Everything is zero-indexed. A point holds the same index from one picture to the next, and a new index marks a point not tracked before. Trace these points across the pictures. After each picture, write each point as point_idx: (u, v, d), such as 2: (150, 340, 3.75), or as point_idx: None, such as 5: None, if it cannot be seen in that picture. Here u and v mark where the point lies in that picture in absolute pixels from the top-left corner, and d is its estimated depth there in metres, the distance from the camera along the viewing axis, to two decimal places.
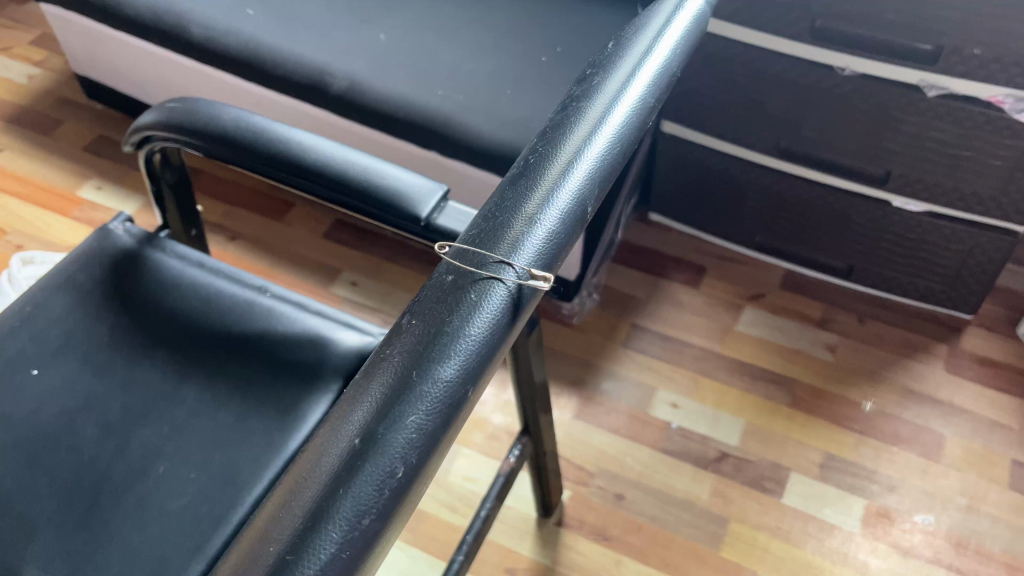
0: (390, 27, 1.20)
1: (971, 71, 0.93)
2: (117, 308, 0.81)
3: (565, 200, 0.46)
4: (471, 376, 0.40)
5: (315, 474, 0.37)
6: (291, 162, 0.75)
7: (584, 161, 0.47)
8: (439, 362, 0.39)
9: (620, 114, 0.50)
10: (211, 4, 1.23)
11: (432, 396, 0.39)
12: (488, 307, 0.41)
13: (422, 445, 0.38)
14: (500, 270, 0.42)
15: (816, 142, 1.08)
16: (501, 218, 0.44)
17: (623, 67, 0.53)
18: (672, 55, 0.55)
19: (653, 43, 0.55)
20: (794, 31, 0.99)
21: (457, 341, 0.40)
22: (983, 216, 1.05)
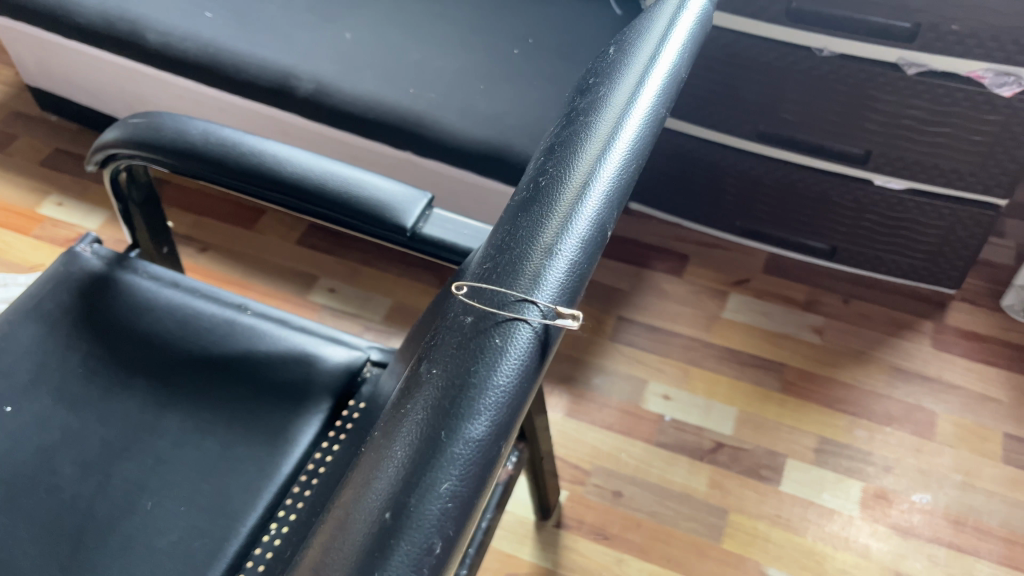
0: (355, 25, 1.17)
1: (948, 47, 0.92)
2: (90, 337, 0.77)
3: (591, 215, 0.37)
4: (504, 430, 0.33)
5: (337, 558, 0.29)
6: (269, 177, 0.71)
7: (610, 166, 0.39)
8: (469, 418, 0.32)
9: (648, 104, 0.42)
10: (166, 8, 1.18)
11: (465, 457, 0.31)
12: (518, 349, 0.34)
13: (459, 515, 0.31)
14: (523, 310, 0.34)
15: (795, 124, 1.07)
16: (517, 246, 0.36)
17: (645, 48, 0.44)
18: (695, 33, 0.47)
19: (673, 19, 0.47)
20: (769, 13, 0.97)
21: (486, 392, 0.33)
22: (964, 191, 1.05)
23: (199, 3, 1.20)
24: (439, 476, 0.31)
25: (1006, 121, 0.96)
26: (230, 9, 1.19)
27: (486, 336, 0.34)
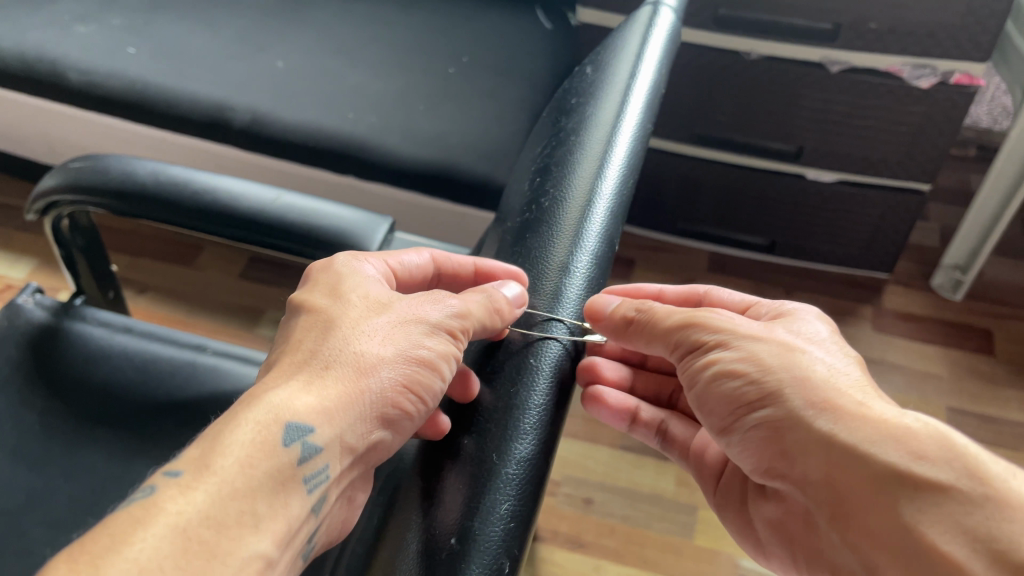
0: (286, 53, 1.15)
1: (868, 44, 0.96)
2: (46, 392, 0.74)
3: (593, 239, 0.48)
4: (549, 439, 0.41)
5: (430, 550, 0.36)
6: (224, 216, 0.70)
7: (602, 198, 0.49)
8: (520, 431, 0.40)
9: (624, 144, 0.52)
10: (88, 46, 1.15)
11: (521, 459, 0.39)
12: (548, 372, 0.42)
13: (524, 505, 0.38)
14: (549, 328, 0.45)
15: (729, 125, 1.10)
16: (536, 270, 0.47)
17: (614, 96, 0.55)
18: (654, 77, 0.58)
19: (634, 68, 0.57)
20: (697, 20, 1.00)
21: (529, 409, 0.41)
22: (893, 179, 1.10)
23: (121, 39, 1.17)
24: (504, 477, 0.38)
25: (927, 111, 1.01)
26: (154, 43, 1.16)
27: (522, 364, 0.43)
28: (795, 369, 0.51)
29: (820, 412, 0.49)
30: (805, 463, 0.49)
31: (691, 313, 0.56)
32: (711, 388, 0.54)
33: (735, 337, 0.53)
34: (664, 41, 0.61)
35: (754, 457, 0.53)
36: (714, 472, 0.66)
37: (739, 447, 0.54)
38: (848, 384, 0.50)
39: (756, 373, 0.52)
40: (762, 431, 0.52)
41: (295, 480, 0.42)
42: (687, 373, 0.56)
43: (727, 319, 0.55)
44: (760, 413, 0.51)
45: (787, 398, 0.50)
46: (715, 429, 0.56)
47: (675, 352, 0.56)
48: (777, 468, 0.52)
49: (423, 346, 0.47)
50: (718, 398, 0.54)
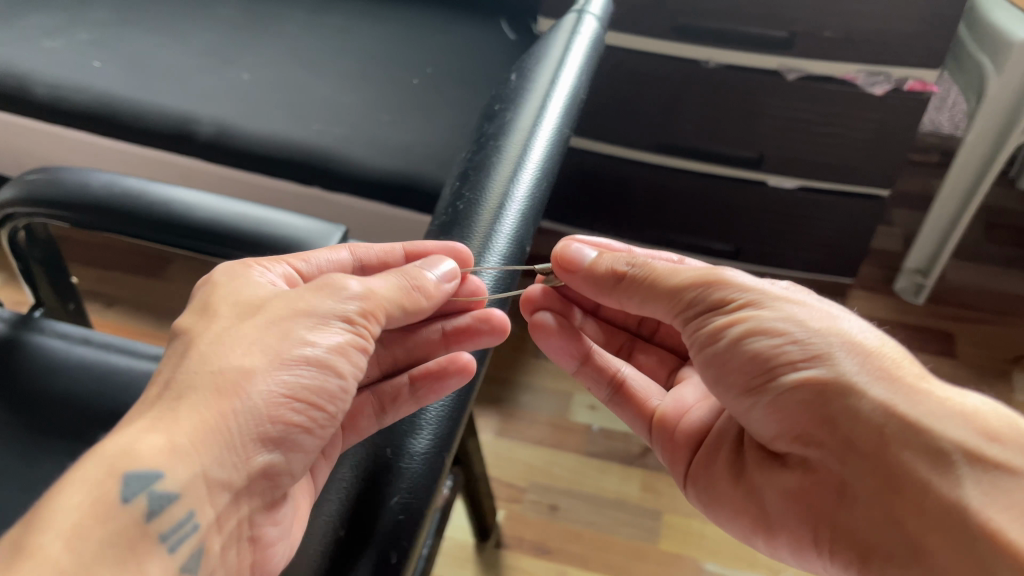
0: (251, 66, 1.16)
1: (823, 52, 0.98)
2: (3, 405, 0.74)
3: (504, 239, 0.56)
4: (446, 441, 0.49)
5: (334, 526, 0.44)
6: (181, 226, 0.70)
7: (513, 202, 0.58)
8: (416, 433, 0.49)
9: (537, 152, 0.60)
10: (53, 60, 1.15)
11: (416, 454, 0.47)
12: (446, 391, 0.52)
13: (420, 491, 0.45)
14: None
15: (691, 133, 1.12)
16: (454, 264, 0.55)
17: (532, 106, 0.63)
18: (570, 88, 0.66)
19: (551, 81, 0.65)
20: (658, 30, 1.02)
21: (426, 417, 0.50)
22: (853, 185, 1.11)
23: (87, 52, 1.17)
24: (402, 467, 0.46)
25: (884, 118, 1.02)
26: (121, 57, 1.17)
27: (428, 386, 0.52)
28: (839, 334, 0.51)
29: (874, 379, 0.49)
30: (855, 428, 0.48)
31: (710, 272, 0.56)
32: (738, 348, 0.53)
33: (765, 297, 0.53)
34: (582, 53, 0.69)
35: (781, 422, 0.52)
36: (686, 455, 0.64)
37: (762, 409, 0.53)
38: (883, 349, 0.51)
39: (795, 333, 0.51)
40: (798, 392, 0.50)
41: (151, 538, 0.41)
42: (704, 331, 0.55)
43: (749, 283, 0.54)
44: (795, 370, 0.50)
45: (830, 357, 0.50)
46: (740, 389, 0.54)
47: (686, 311, 0.56)
48: (812, 435, 0.50)
49: (307, 348, 0.49)
50: (745, 358, 0.53)
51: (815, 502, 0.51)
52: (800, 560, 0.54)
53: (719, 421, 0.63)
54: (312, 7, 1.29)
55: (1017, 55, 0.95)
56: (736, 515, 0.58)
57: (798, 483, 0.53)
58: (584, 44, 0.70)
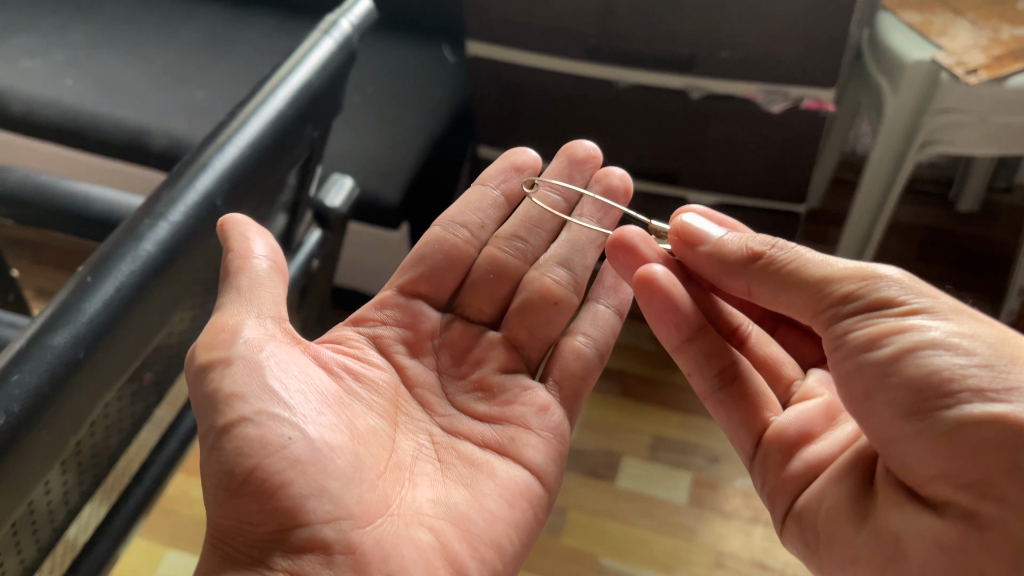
0: (207, 86, 1.25)
1: (724, 73, 1.04)
2: None
3: (155, 241, 0.56)
4: (86, 343, 0.51)
5: None
6: (100, 222, 0.81)
7: (178, 208, 0.58)
8: (57, 330, 0.50)
9: (223, 163, 0.61)
10: (30, 79, 1.26)
11: (47, 359, 0.49)
12: (103, 290, 0.52)
13: (28, 400, 0.47)
14: (80, 310, 0.51)
15: (611, 150, 1.17)
16: (109, 257, 0.54)
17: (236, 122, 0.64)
18: (286, 106, 0.67)
19: (268, 97, 0.66)
20: (571, 51, 1.08)
21: (80, 314, 0.51)
22: (767, 201, 1.16)
23: (60, 72, 1.27)
24: (20, 371, 0.48)
25: (786, 135, 1.07)
26: (91, 76, 1.27)
27: (93, 280, 0.53)
28: None
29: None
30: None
31: (871, 271, 0.59)
32: (910, 365, 0.54)
33: (943, 309, 0.56)
34: (318, 72, 0.70)
35: (941, 457, 0.53)
36: (800, 486, 0.67)
37: (925, 436, 0.54)
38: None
39: (979, 354, 0.53)
40: (983, 425, 0.51)
41: None
42: (866, 334, 0.57)
43: (912, 286, 0.58)
44: (982, 402, 0.52)
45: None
46: (905, 411, 0.55)
47: (843, 306, 0.59)
48: (990, 483, 0.51)
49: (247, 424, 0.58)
50: (911, 374, 0.54)
51: (978, 556, 0.52)
52: None
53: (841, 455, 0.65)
54: (271, 29, 1.38)
55: (909, 77, 1.00)
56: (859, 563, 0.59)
57: (957, 534, 0.53)
58: (325, 59, 0.72)
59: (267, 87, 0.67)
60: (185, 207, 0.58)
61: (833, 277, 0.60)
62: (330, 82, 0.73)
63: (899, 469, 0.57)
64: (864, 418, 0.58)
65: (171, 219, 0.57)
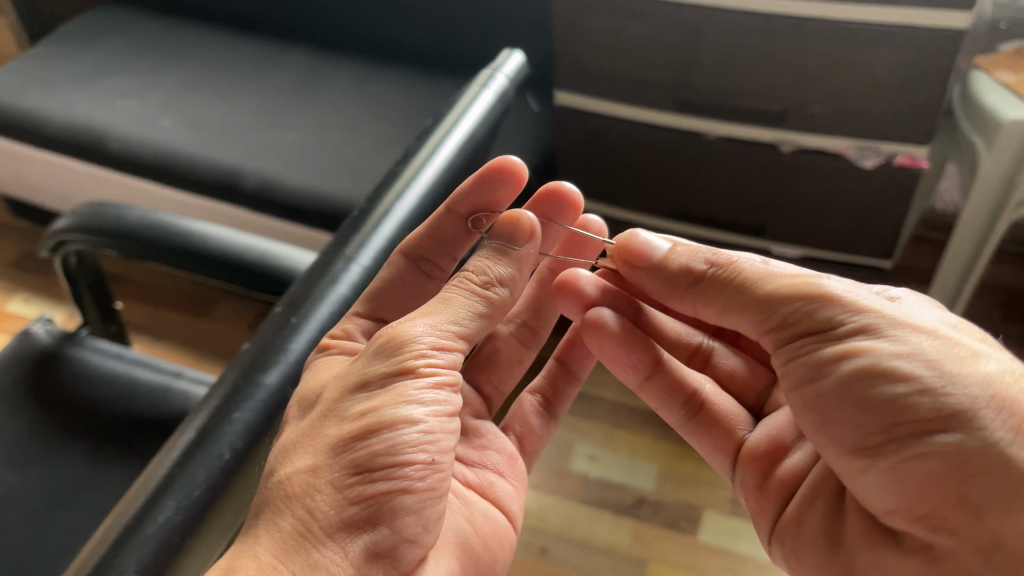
0: (298, 127, 1.27)
1: (816, 127, 1.04)
2: (35, 404, 0.84)
3: (361, 266, 0.68)
4: (290, 379, 0.58)
5: (167, 461, 0.52)
6: (203, 255, 0.80)
7: (377, 239, 0.70)
8: (264, 372, 0.57)
9: (412, 195, 0.74)
10: (129, 118, 1.31)
11: (256, 399, 0.55)
12: (302, 333, 0.61)
13: (246, 435, 0.53)
14: (282, 346, 0.59)
15: (696, 202, 1.19)
16: (306, 291, 0.64)
17: (415, 163, 0.77)
18: (451, 152, 0.80)
19: (437, 144, 0.79)
20: (659, 103, 1.11)
21: (281, 355, 0.59)
22: (854, 255, 1.15)
23: (157, 112, 1.32)
24: (234, 410, 0.54)
25: (875, 191, 1.06)
26: (186, 116, 1.31)
27: (287, 324, 0.61)
28: (989, 388, 0.50)
29: (1016, 433, 0.49)
30: (994, 507, 0.49)
31: (812, 287, 0.56)
32: (858, 395, 0.53)
33: (883, 322, 0.53)
34: (472, 125, 0.84)
35: (897, 490, 0.52)
36: (775, 506, 0.66)
37: (879, 471, 0.53)
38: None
39: (924, 379, 0.51)
40: (933, 455, 0.50)
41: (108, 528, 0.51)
42: (815, 359, 0.55)
43: (853, 302, 0.54)
44: (931, 432, 0.50)
45: (973, 421, 0.49)
46: (858, 447, 0.54)
47: (786, 329, 0.57)
48: (940, 518, 0.51)
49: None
50: (862, 402, 0.53)
51: None
52: None
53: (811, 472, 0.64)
54: (359, 71, 1.38)
55: (1006, 134, 0.98)
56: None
57: (917, 562, 0.53)
58: (477, 115, 0.85)
59: (436, 136, 0.81)
60: (374, 249, 0.69)
61: (781, 293, 0.57)
62: (483, 130, 0.87)
63: (863, 499, 0.56)
64: (824, 448, 0.57)
65: (360, 261, 0.68)
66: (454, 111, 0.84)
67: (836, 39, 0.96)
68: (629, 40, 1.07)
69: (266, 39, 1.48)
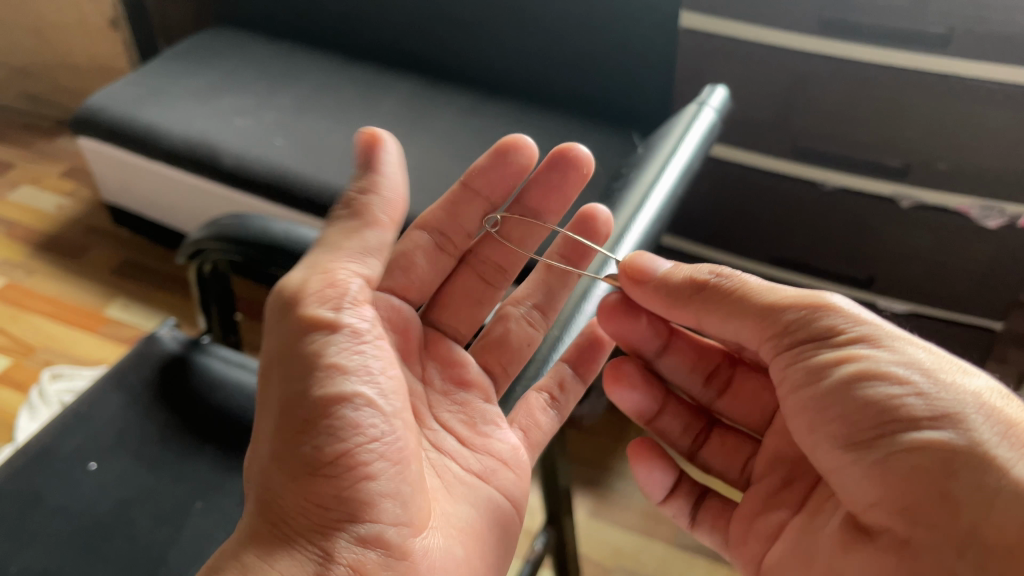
0: (408, 153, 1.30)
1: (939, 183, 1.03)
2: (165, 406, 0.86)
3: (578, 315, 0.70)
4: None
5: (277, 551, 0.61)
6: None
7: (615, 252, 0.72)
8: None
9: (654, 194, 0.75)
10: (243, 136, 1.34)
11: None
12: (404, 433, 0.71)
13: None
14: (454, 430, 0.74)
15: (801, 250, 1.19)
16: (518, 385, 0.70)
17: (651, 167, 0.79)
18: (688, 156, 0.80)
19: (673, 147, 0.81)
20: (777, 149, 1.11)
21: None
22: (964, 314, 1.14)
23: (270, 131, 1.35)
24: None
25: (996, 251, 1.05)
26: (298, 137, 1.34)
27: None
28: (971, 395, 0.54)
29: (1000, 439, 0.52)
30: (976, 505, 0.51)
31: (818, 298, 0.60)
32: (855, 396, 0.56)
33: (882, 334, 0.57)
34: (703, 130, 0.85)
35: (878, 485, 0.54)
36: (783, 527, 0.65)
37: (864, 466, 0.55)
38: (1012, 410, 0.54)
39: (914, 384, 0.54)
40: (916, 452, 0.53)
41: None
42: (810, 365, 0.59)
43: (857, 318, 0.59)
44: (915, 430, 0.53)
45: (957, 421, 0.53)
46: (844, 443, 0.56)
47: (790, 336, 0.60)
48: (921, 512, 0.52)
49: (350, 406, 0.57)
50: (856, 402, 0.56)
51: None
52: None
53: (794, 518, 0.65)
54: (466, 102, 1.41)
55: None
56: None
57: (892, 564, 0.54)
58: (706, 123, 0.86)
59: (672, 140, 0.82)
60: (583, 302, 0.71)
61: (781, 304, 0.61)
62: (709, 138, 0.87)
63: (845, 500, 0.58)
64: (812, 451, 0.60)
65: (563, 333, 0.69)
66: (684, 119, 0.85)
67: (970, 96, 0.95)
68: (752, 85, 1.08)
69: (376, 69, 1.52)
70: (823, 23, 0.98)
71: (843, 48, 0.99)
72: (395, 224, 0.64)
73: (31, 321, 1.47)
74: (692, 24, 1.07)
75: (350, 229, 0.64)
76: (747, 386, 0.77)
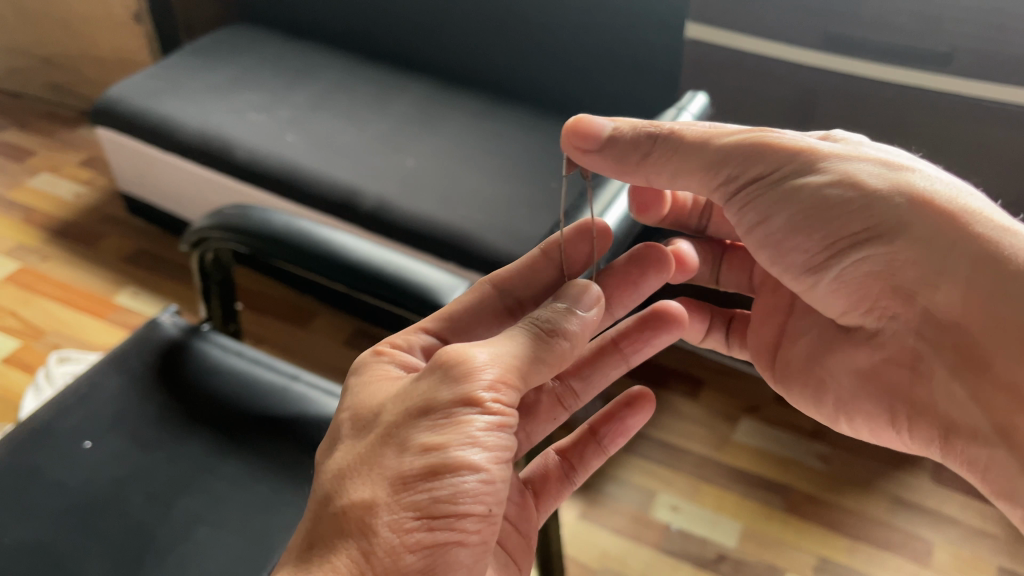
0: (417, 153, 1.32)
1: None
2: (162, 390, 0.88)
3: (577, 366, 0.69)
4: None
5: None
6: (351, 269, 0.84)
7: None
8: None
9: None
10: (256, 131, 1.37)
11: None
12: None
13: None
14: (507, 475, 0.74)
15: None
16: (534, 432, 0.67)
17: None
18: None
19: None
20: None
21: None
22: None
23: (282, 127, 1.38)
24: None
25: None
26: (310, 133, 1.36)
27: None
28: (902, 185, 0.58)
29: (932, 213, 0.57)
30: (921, 287, 0.59)
31: (759, 135, 0.59)
32: (807, 212, 0.60)
33: (821, 153, 0.59)
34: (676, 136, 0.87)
35: (843, 294, 0.63)
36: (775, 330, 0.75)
37: (824, 283, 0.63)
38: (944, 191, 0.58)
39: (858, 183, 0.58)
40: (867, 259, 0.60)
41: None
42: (767, 199, 0.60)
43: (795, 137, 0.60)
44: (862, 242, 0.59)
45: (901, 222, 0.58)
46: (804, 267, 0.63)
47: (729, 180, 0.61)
48: (879, 298, 0.61)
49: (474, 476, 0.49)
50: (808, 213, 0.60)
51: (891, 369, 0.64)
52: (873, 428, 0.68)
53: (789, 320, 0.73)
54: (477, 105, 1.42)
55: None
56: (809, 389, 0.72)
57: (867, 359, 0.66)
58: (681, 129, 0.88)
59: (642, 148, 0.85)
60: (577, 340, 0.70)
61: (722, 141, 0.60)
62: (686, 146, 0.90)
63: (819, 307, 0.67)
64: (774, 269, 0.66)
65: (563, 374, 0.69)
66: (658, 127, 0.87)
67: (972, 114, 0.96)
68: (756, 97, 1.09)
69: (391, 70, 1.55)
70: (828, 38, 0.99)
71: (847, 63, 1.00)
72: (580, 333, 0.55)
73: (43, 305, 1.50)
74: (698, 35, 1.08)
75: (548, 321, 0.54)
76: (734, 202, 0.76)
